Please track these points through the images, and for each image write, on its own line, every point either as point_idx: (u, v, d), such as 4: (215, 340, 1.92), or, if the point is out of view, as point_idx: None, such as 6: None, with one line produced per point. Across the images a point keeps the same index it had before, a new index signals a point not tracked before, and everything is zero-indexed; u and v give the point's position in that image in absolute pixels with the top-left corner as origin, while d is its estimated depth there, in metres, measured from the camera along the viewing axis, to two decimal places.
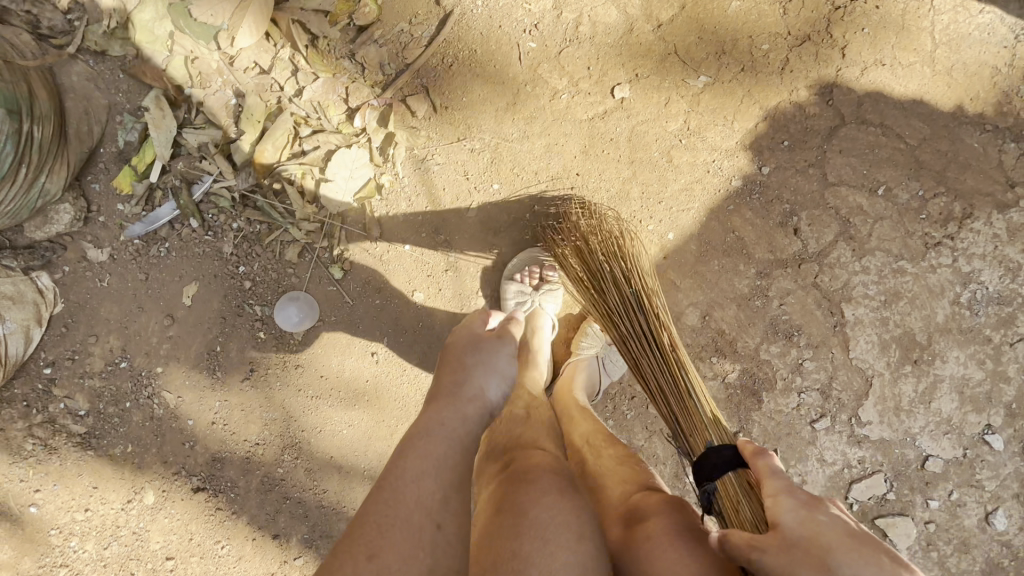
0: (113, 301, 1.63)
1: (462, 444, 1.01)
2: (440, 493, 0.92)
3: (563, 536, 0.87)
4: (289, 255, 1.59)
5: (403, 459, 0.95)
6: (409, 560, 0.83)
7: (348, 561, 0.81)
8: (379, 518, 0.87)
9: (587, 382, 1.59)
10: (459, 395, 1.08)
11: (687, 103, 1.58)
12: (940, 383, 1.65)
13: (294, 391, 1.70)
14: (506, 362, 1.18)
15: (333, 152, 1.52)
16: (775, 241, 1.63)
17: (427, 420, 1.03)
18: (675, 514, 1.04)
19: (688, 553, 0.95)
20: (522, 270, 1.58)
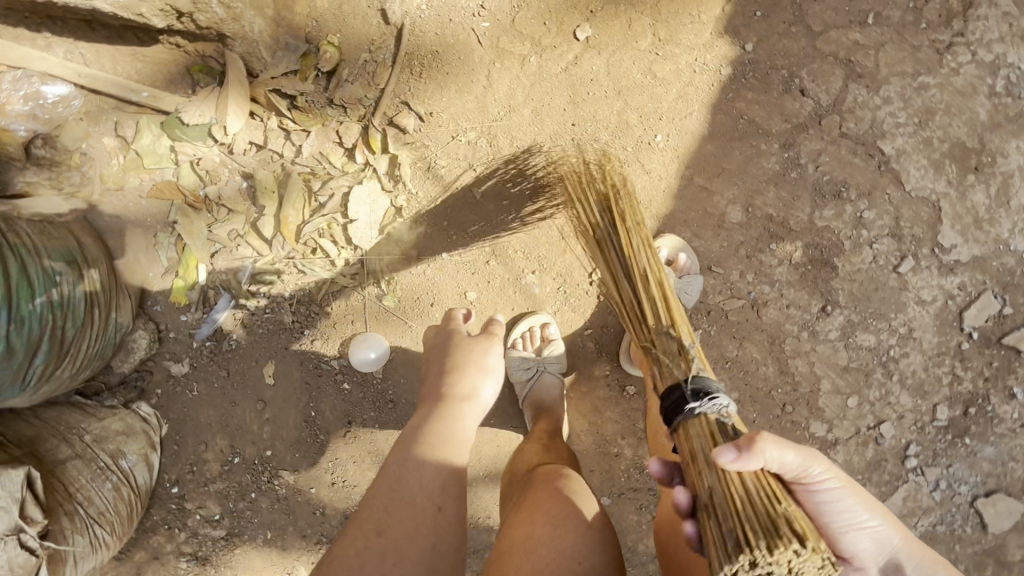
0: (208, 405, 1.74)
1: (461, 439, 1.18)
2: (439, 480, 1.10)
3: (572, 523, 1.15)
4: (344, 303, 1.67)
5: (406, 452, 1.12)
6: (413, 535, 1.02)
7: (362, 535, 1.01)
8: (385, 500, 1.06)
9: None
10: (454, 395, 1.22)
11: (649, 17, 1.59)
12: (1010, 178, 1.60)
13: (394, 428, 1.77)
14: (494, 359, 1.30)
15: (348, 193, 1.58)
16: (787, 108, 1.60)
17: (427, 417, 1.19)
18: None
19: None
20: (519, 338, 1.71)
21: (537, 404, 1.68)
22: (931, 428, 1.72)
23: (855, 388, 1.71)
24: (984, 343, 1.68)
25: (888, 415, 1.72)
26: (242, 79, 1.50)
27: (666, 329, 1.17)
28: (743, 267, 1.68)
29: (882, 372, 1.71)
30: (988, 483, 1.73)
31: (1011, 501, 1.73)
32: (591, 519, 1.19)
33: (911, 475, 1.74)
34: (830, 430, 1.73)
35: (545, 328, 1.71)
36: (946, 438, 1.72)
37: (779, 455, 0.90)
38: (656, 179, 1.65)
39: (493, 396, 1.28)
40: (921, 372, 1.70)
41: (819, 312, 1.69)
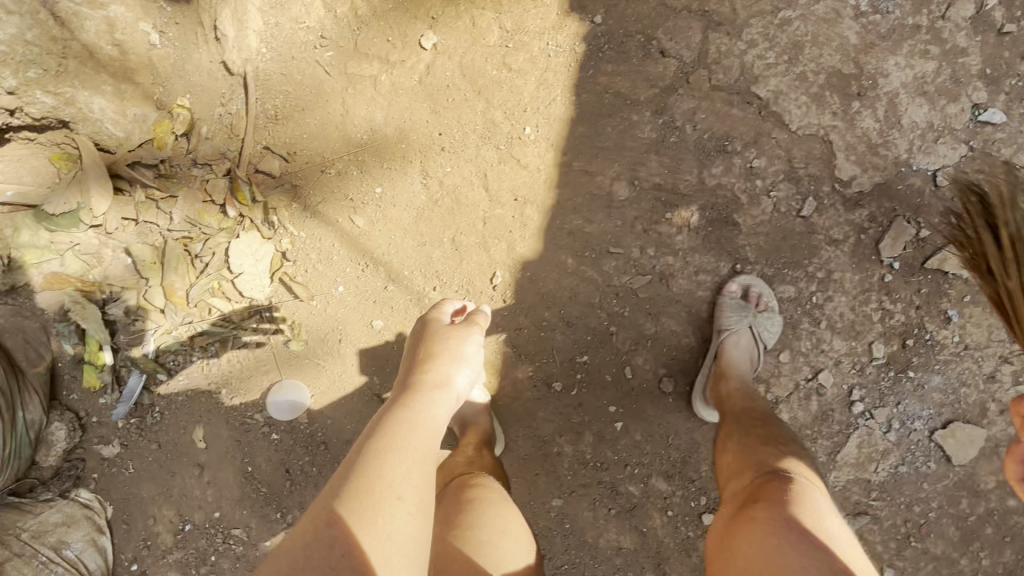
0: (148, 479, 1.75)
1: (436, 428, 1.11)
2: (404, 467, 0.98)
3: (490, 534, 1.20)
4: (251, 355, 1.67)
5: (371, 440, 1.02)
6: (367, 525, 0.89)
7: (311, 525, 0.88)
8: (340, 491, 0.93)
9: (741, 358, 1.59)
10: (428, 382, 1.18)
11: (492, 11, 1.55)
12: (897, 97, 1.51)
13: (332, 468, 1.76)
14: (471, 348, 1.30)
15: (228, 249, 1.57)
16: (650, 73, 1.55)
17: (395, 407, 1.11)
18: (797, 499, 1.10)
19: (790, 540, 1.00)
20: None
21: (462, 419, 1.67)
22: (871, 368, 1.65)
23: (786, 343, 1.65)
24: (908, 271, 1.60)
25: (824, 363, 1.66)
26: (98, 159, 1.51)
27: None
28: (643, 242, 1.63)
29: (809, 321, 1.64)
30: (944, 414, 1.66)
31: (971, 429, 1.65)
32: (507, 526, 1.23)
33: (861, 421, 1.67)
34: (768, 390, 1.68)
35: None
36: (889, 375, 1.65)
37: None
38: (534, 172, 1.61)
39: (465, 385, 1.25)
40: (849, 314, 1.63)
41: (731, 273, 1.63)
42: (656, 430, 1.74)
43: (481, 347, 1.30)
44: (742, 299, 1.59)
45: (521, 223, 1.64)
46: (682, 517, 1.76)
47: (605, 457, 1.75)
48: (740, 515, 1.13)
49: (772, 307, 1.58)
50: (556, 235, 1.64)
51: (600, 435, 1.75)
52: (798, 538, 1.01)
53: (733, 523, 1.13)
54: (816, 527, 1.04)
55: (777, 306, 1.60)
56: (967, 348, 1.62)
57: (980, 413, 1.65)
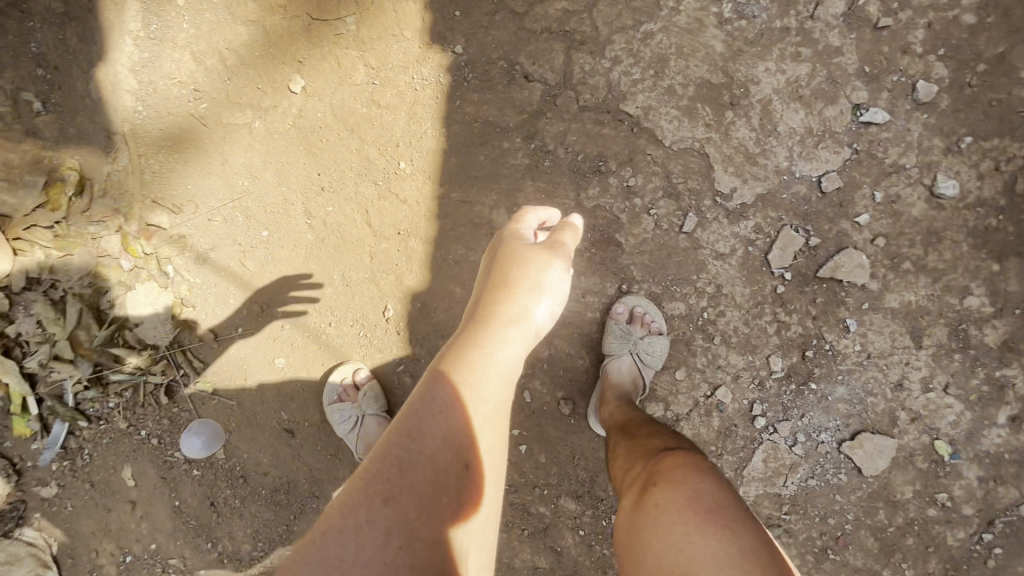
0: (85, 516, 1.86)
1: (509, 372, 1.04)
2: (468, 425, 0.94)
3: None
4: (162, 399, 1.75)
5: (440, 386, 0.95)
6: (429, 495, 0.87)
7: (371, 492, 0.84)
8: (404, 450, 0.89)
9: (628, 380, 1.57)
10: (507, 315, 1.07)
11: (356, 50, 1.57)
12: (769, 104, 1.47)
13: (252, 500, 1.83)
14: (558, 277, 1.14)
15: (126, 299, 1.67)
16: (517, 99, 1.53)
17: (470, 342, 1.02)
18: (693, 480, 1.02)
19: (694, 523, 0.93)
20: (337, 390, 1.69)
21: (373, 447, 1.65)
22: (771, 381, 1.60)
23: (681, 361, 1.63)
24: (802, 281, 1.55)
25: (722, 379, 1.61)
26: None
27: None
28: None
29: (702, 337, 1.60)
30: (852, 425, 1.60)
31: (881, 439, 1.59)
32: None
33: (765, 435, 1.63)
34: (667, 408, 1.65)
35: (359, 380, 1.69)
36: (790, 388, 1.60)
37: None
38: (414, 205, 1.63)
39: (546, 317, 1.13)
40: (744, 327, 1.59)
41: (618, 293, 1.61)
42: (560, 452, 1.74)
43: (570, 277, 1.14)
44: (628, 322, 1.57)
45: (407, 255, 1.66)
46: (595, 536, 1.76)
47: (513, 479, 1.77)
48: (643, 505, 1.04)
49: (658, 329, 1.57)
50: (442, 265, 1.65)
51: (506, 458, 1.76)
52: (702, 517, 0.94)
53: (643, 505, 1.04)
54: (724, 510, 0.96)
55: (664, 326, 1.59)
56: (871, 357, 1.56)
57: (890, 422, 1.59)
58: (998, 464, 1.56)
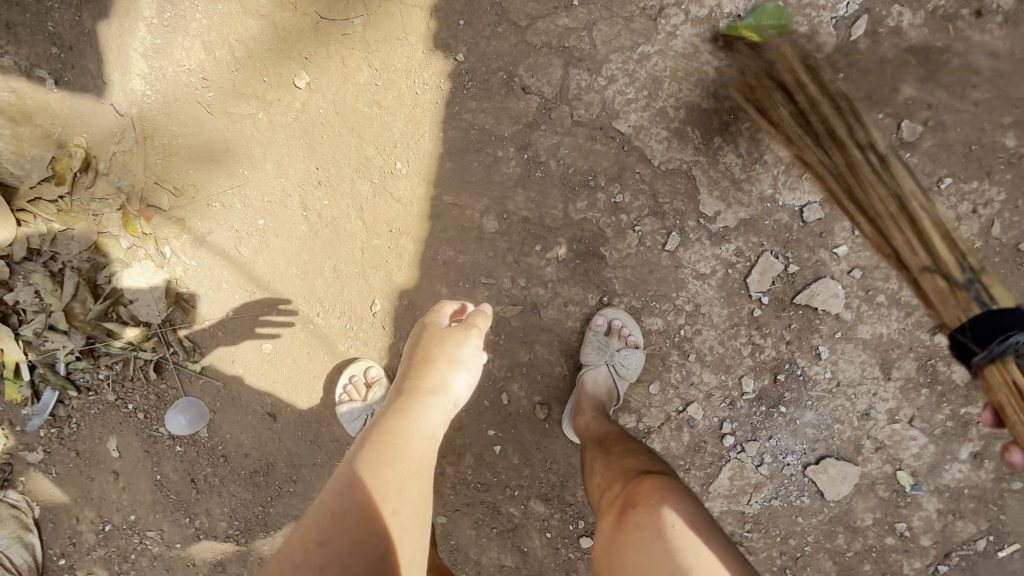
0: (69, 483, 1.92)
1: (430, 438, 1.14)
2: (396, 482, 1.01)
3: None
4: (150, 374, 1.80)
5: (368, 449, 1.04)
6: (359, 546, 0.91)
7: (301, 548, 0.91)
8: (330, 508, 0.95)
9: (603, 391, 1.61)
10: (427, 387, 1.20)
11: (361, 51, 1.61)
12: (758, 132, 1.50)
13: (232, 479, 1.89)
14: (472, 353, 1.31)
15: (123, 276, 1.71)
16: (513, 110, 1.58)
17: (390, 414, 1.14)
18: (672, 502, 1.06)
19: (672, 542, 0.97)
20: (346, 389, 1.75)
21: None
22: (742, 402, 1.64)
23: (656, 375, 1.66)
24: (779, 306, 1.59)
25: (694, 396, 1.65)
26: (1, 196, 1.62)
27: (929, 268, 1.43)
28: (513, 273, 1.67)
29: (678, 354, 1.64)
30: (817, 450, 1.64)
31: (844, 465, 1.62)
32: None
33: (732, 453, 1.67)
34: (639, 420, 1.69)
35: (366, 376, 1.74)
36: (760, 410, 1.64)
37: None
38: (408, 205, 1.67)
39: (464, 390, 1.28)
40: (719, 347, 1.63)
41: (599, 305, 1.65)
42: (533, 455, 1.78)
43: (482, 354, 1.32)
44: (606, 334, 1.62)
45: (397, 253, 1.71)
46: (561, 539, 1.80)
47: (485, 478, 1.81)
48: (623, 526, 1.07)
49: (635, 343, 1.61)
50: (430, 266, 1.70)
51: (480, 457, 1.80)
52: (682, 537, 0.98)
53: (624, 526, 1.07)
54: (703, 534, 1.00)
55: (641, 341, 1.63)
56: (840, 385, 1.60)
57: (854, 450, 1.62)
58: (956, 498, 1.60)
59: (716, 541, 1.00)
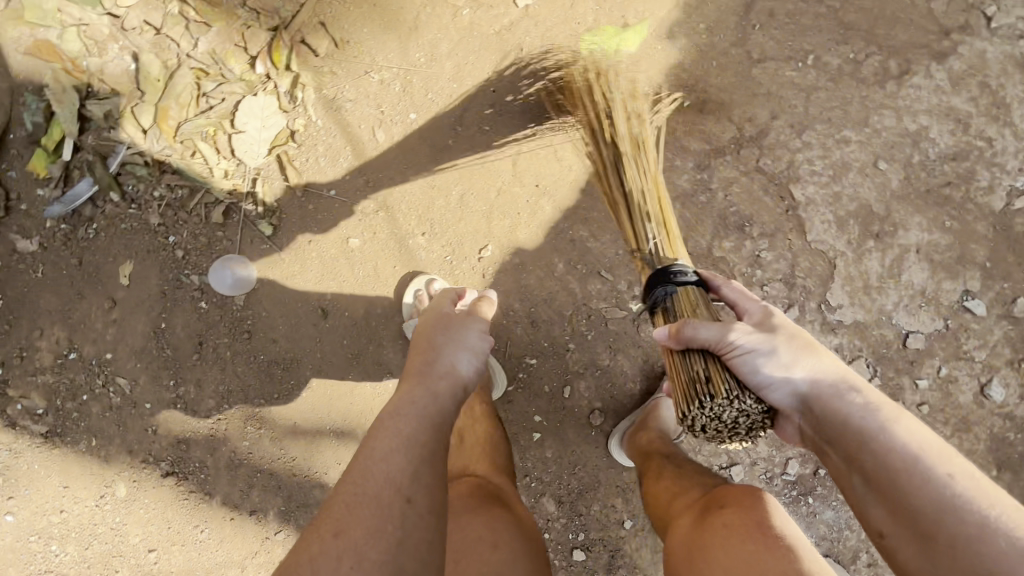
0: (51, 291, 1.63)
1: (438, 418, 1.05)
2: (409, 467, 0.96)
3: (481, 547, 1.04)
4: (215, 217, 1.58)
5: (374, 437, 1.00)
6: (376, 534, 0.89)
7: (317, 539, 0.88)
8: (347, 498, 0.92)
9: (671, 421, 1.59)
10: (430, 373, 1.11)
11: (594, 2, 1.56)
12: (906, 253, 1.59)
13: (246, 359, 1.70)
14: (476, 336, 1.22)
15: (239, 102, 1.49)
16: (709, 131, 1.57)
17: (396, 397, 1.08)
18: (757, 506, 1.11)
19: (762, 544, 1.02)
20: (411, 305, 1.63)
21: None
22: (779, 481, 1.71)
23: None
24: None
25: (741, 459, 1.71)
26: None
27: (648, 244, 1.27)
28: (633, 279, 1.65)
29: None
30: (821, 548, 1.72)
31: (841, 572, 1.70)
32: (499, 538, 1.07)
33: None
34: None
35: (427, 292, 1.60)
36: (791, 493, 1.71)
37: (729, 288, 1.14)
38: (565, 169, 1.61)
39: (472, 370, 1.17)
40: None
41: None
42: (566, 456, 1.74)
43: (488, 335, 1.22)
44: None
45: (532, 210, 1.63)
46: (555, 545, 1.77)
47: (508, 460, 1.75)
48: (708, 524, 1.12)
49: None
50: (558, 237, 1.64)
51: (513, 438, 1.74)
52: (771, 541, 1.03)
53: (709, 525, 1.12)
54: (785, 534, 1.05)
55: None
56: None
57: (852, 560, 1.72)
58: None
59: (810, 553, 1.03)
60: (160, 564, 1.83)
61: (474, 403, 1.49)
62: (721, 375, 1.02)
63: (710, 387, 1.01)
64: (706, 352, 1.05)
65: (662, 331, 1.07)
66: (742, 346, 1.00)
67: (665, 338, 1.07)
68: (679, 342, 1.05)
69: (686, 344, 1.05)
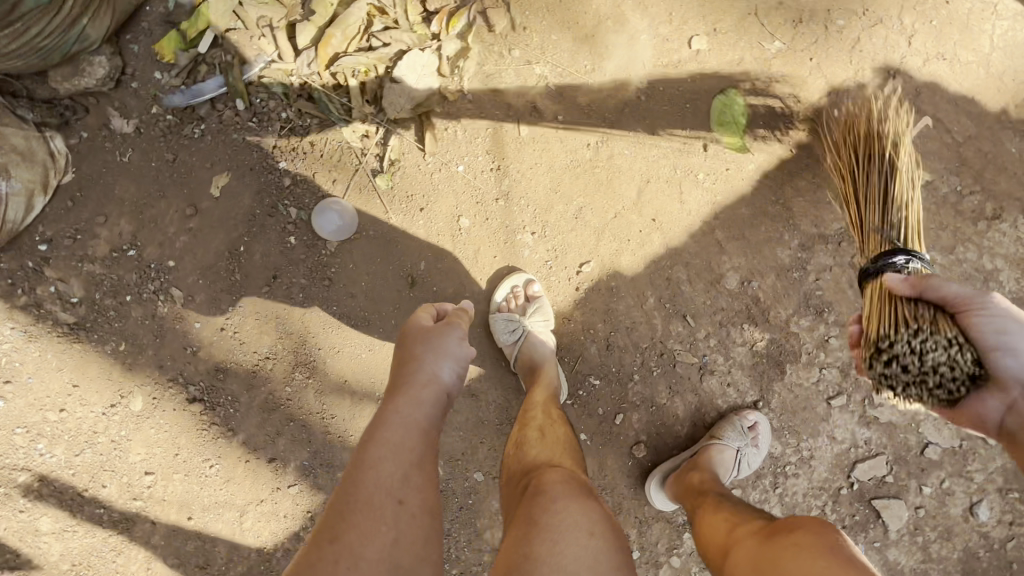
0: (130, 179, 1.54)
1: (425, 426, 1.03)
2: (399, 473, 0.96)
3: (575, 533, 1.01)
4: (335, 155, 1.56)
5: (363, 448, 0.99)
6: (370, 536, 0.90)
7: (316, 548, 0.89)
8: (342, 505, 0.93)
9: (720, 463, 1.62)
10: (413, 382, 1.08)
11: (758, 66, 1.61)
12: None
13: (317, 305, 1.63)
14: (457, 343, 1.15)
15: (404, 52, 1.53)
16: (820, 217, 1.67)
17: (380, 410, 1.05)
18: (825, 529, 1.02)
19: (834, 564, 0.92)
20: (504, 297, 1.64)
21: (527, 364, 1.63)
22: None
23: (744, 485, 1.79)
24: (857, 496, 1.81)
25: None
26: None
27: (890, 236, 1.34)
28: (712, 330, 1.72)
29: (770, 480, 1.80)
30: None
31: None
32: (594, 525, 1.04)
33: None
34: None
35: (528, 290, 1.64)
36: None
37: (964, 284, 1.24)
38: (684, 212, 1.66)
39: (456, 380, 1.12)
40: (800, 496, 1.81)
41: (750, 404, 1.75)
42: (598, 478, 1.79)
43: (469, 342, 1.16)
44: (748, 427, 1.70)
45: (641, 240, 1.67)
46: None
47: None
48: (772, 543, 1.03)
49: (760, 451, 1.70)
50: (657, 273, 1.68)
51: None
52: (845, 564, 0.92)
53: (772, 546, 1.03)
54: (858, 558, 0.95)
55: (763, 442, 1.70)
56: None
57: None
58: None
59: None
60: (154, 490, 1.70)
61: (549, 408, 1.48)
62: (951, 332, 1.13)
63: (928, 327, 1.13)
64: (936, 306, 1.17)
65: (898, 277, 1.19)
66: (991, 318, 1.12)
67: (895, 284, 1.19)
68: (915, 288, 1.17)
69: (918, 292, 1.17)
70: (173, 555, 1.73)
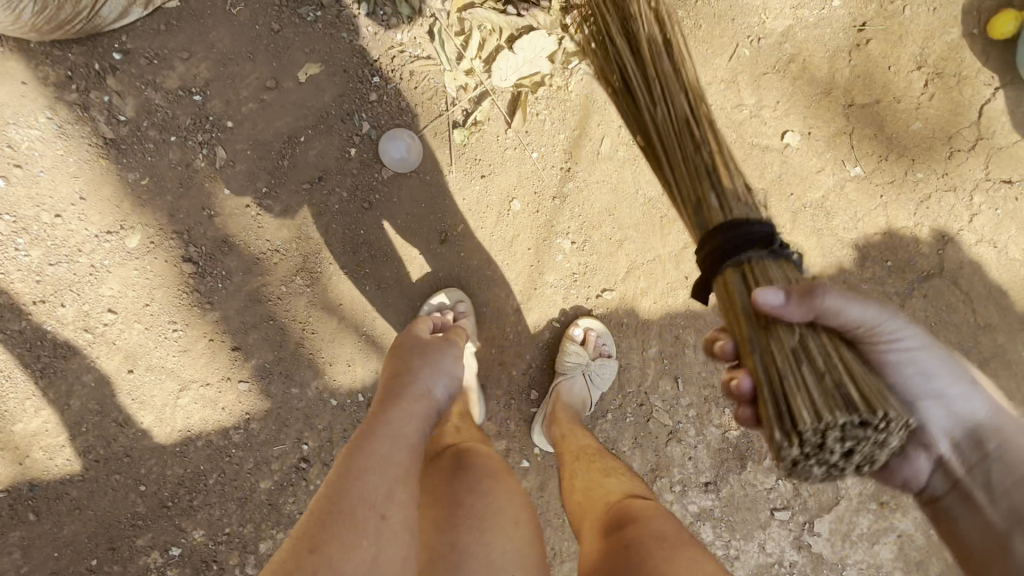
0: (229, 32, 1.55)
1: (413, 443, 1.03)
2: (384, 487, 0.94)
3: None
4: (428, 93, 1.61)
5: (350, 457, 0.97)
6: (350, 549, 0.87)
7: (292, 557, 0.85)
8: (321, 513, 0.90)
9: (577, 400, 1.64)
10: (405, 395, 1.08)
11: (833, 181, 1.69)
12: (892, 534, 1.72)
13: (347, 222, 1.63)
14: (450, 361, 1.20)
15: (531, 29, 1.56)
16: None
17: (370, 421, 1.04)
18: (652, 522, 1.01)
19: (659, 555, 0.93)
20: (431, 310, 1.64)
21: None
22: None
23: None
24: None
25: None
26: None
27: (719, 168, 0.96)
28: (694, 401, 1.73)
29: None
30: None
31: None
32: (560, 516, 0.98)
33: None
34: None
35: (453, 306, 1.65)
36: None
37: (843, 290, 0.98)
38: None
39: (446, 397, 1.15)
40: None
41: (701, 484, 1.74)
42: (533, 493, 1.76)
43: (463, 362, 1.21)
44: (581, 342, 1.67)
45: (665, 291, 1.69)
46: None
47: None
48: (612, 537, 1.02)
49: (607, 355, 1.69)
50: (667, 326, 1.71)
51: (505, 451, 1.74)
52: (667, 548, 0.95)
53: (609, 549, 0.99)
54: (682, 540, 0.98)
55: (614, 354, 1.71)
56: None
57: None
58: None
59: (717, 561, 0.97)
60: (108, 330, 1.64)
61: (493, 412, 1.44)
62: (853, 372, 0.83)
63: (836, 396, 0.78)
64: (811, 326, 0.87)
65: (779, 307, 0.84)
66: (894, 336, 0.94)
67: (778, 305, 0.84)
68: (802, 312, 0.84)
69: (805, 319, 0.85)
70: (95, 402, 1.65)
